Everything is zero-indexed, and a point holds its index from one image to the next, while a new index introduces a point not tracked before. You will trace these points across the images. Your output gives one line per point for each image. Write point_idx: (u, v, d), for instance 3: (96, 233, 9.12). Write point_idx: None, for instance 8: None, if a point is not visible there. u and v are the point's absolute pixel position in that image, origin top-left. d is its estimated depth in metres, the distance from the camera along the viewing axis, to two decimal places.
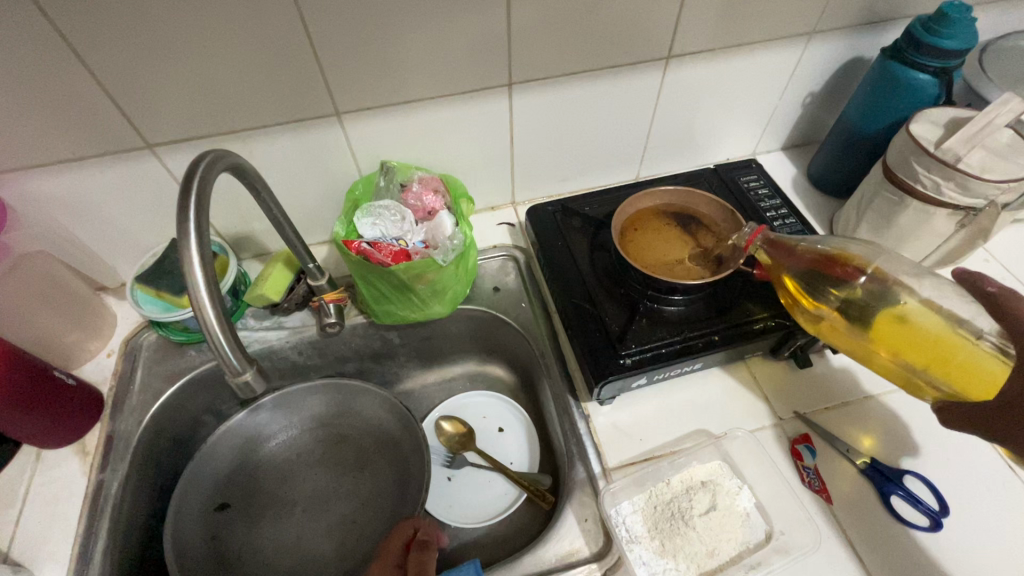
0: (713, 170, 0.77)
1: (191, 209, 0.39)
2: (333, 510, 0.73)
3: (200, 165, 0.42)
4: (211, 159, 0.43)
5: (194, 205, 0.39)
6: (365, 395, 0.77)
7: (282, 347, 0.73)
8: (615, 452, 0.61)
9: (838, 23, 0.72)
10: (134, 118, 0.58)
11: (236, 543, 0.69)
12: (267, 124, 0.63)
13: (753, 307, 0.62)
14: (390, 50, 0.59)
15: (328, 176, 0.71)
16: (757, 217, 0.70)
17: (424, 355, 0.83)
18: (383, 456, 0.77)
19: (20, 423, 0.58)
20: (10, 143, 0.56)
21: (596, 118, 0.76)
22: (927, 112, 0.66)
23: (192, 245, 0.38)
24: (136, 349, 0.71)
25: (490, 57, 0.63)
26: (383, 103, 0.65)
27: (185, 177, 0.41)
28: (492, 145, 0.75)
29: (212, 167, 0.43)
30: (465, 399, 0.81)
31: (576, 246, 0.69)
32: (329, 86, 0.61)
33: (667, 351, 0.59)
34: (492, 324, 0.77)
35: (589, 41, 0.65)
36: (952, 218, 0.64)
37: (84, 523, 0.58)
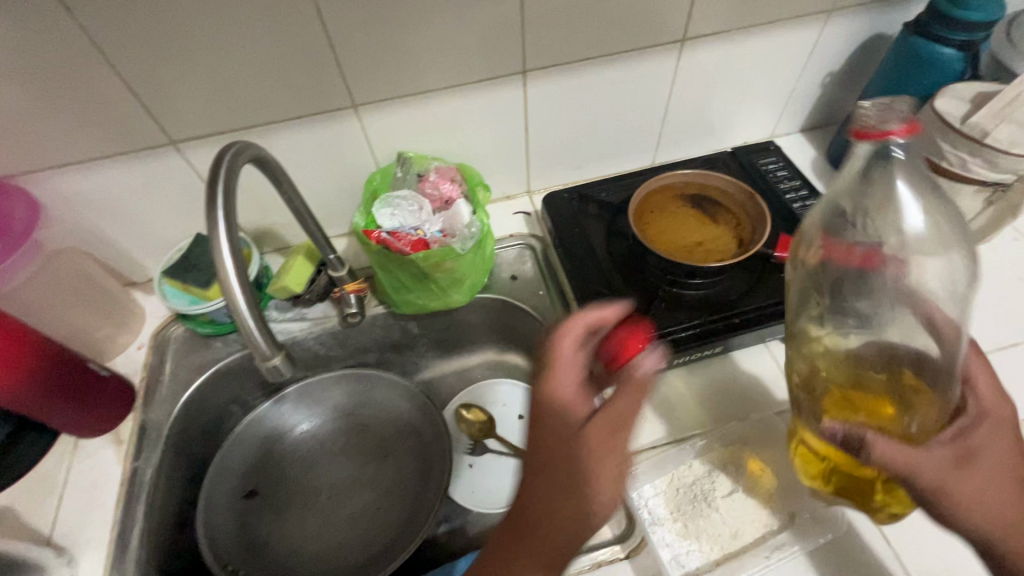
0: (730, 153, 0.76)
1: (218, 201, 0.40)
2: (357, 498, 0.75)
3: (225, 156, 0.43)
4: (236, 150, 0.44)
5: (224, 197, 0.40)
6: (386, 384, 0.79)
7: (305, 338, 0.75)
8: (637, 437, 0.61)
9: (857, 0, 0.71)
10: (158, 114, 0.59)
11: (262, 531, 0.71)
12: (286, 118, 0.64)
13: (775, 289, 0.61)
14: (404, 41, 0.60)
15: (346, 168, 0.72)
16: (776, 199, 0.69)
17: (444, 345, 0.84)
18: (405, 445, 0.78)
19: (62, 413, 0.61)
20: (42, 142, 0.58)
21: (610, 104, 0.75)
22: (953, 87, 0.64)
23: (221, 240, 0.39)
24: (164, 343, 0.73)
25: (503, 46, 0.63)
26: (399, 94, 0.65)
27: (212, 169, 0.41)
28: (507, 134, 0.75)
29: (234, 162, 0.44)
30: (485, 387, 0.81)
31: (593, 232, 0.69)
32: (346, 79, 0.62)
33: (686, 334, 0.59)
34: (510, 313, 0.78)
35: (602, 26, 0.64)
36: (979, 195, 0.63)
37: (120, 509, 0.60)
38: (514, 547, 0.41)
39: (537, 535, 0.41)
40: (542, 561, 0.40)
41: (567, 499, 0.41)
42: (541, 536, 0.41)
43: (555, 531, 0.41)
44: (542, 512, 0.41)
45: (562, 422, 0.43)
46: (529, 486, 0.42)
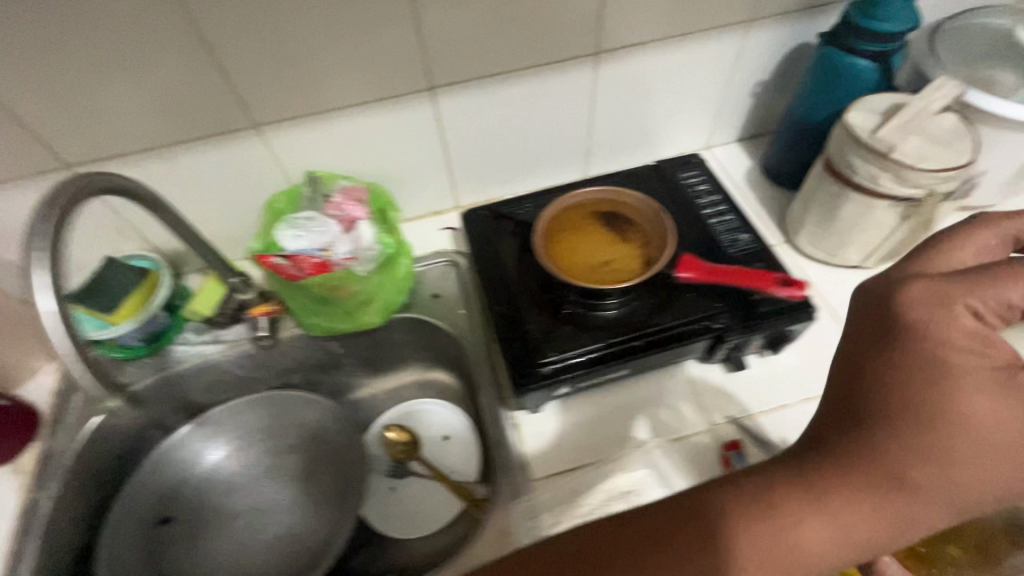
0: (653, 166, 0.74)
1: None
2: (273, 523, 0.74)
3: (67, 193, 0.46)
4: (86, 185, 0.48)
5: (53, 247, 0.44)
6: (305, 404, 0.77)
7: (220, 361, 0.73)
8: (542, 463, 0.60)
9: (775, 10, 0.70)
10: (47, 139, 0.58)
11: (173, 558, 0.70)
12: (187, 139, 0.62)
13: (682, 309, 0.60)
14: (298, 62, 0.59)
15: (258, 188, 0.70)
16: (693, 215, 0.68)
17: (372, 364, 0.82)
18: (326, 469, 0.76)
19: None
20: None
21: (530, 119, 0.74)
22: (866, 99, 0.62)
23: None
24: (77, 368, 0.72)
25: (405, 64, 0.62)
26: (303, 114, 0.64)
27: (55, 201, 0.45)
28: (425, 151, 0.73)
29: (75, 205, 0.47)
30: (411, 407, 0.80)
31: (505, 250, 0.67)
32: (243, 101, 0.60)
33: (588, 358, 0.58)
34: (432, 332, 0.76)
35: (507, 42, 0.63)
36: (892, 209, 0.61)
37: (13, 539, 0.60)
38: (805, 512, 0.35)
39: (920, 493, 0.34)
40: (887, 509, 0.35)
41: (918, 468, 0.34)
42: (935, 489, 0.34)
43: (940, 488, 0.34)
44: (960, 486, 0.34)
45: (931, 376, 0.34)
46: (839, 438, 0.36)
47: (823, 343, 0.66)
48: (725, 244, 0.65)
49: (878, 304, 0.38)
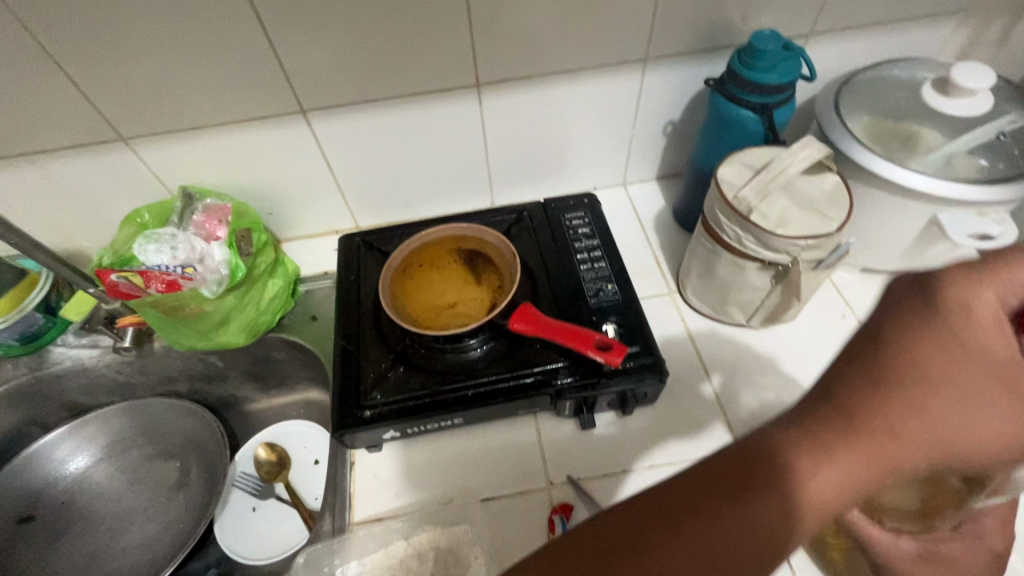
0: (541, 204, 0.72)
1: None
2: (134, 532, 0.74)
3: None
4: None
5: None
6: (179, 415, 0.79)
7: (95, 366, 0.74)
8: (366, 506, 0.58)
9: (671, 50, 0.66)
10: None
11: (24, 558, 0.70)
12: (53, 148, 0.62)
13: (523, 360, 0.57)
14: (158, 82, 0.58)
15: (137, 198, 0.70)
16: (564, 258, 0.65)
17: (257, 378, 0.82)
18: (197, 480, 0.77)
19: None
20: None
21: (418, 146, 0.72)
22: (742, 154, 0.59)
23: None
24: None
25: (272, 87, 0.61)
26: (172, 130, 0.64)
27: None
28: (311, 171, 0.73)
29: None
30: (284, 427, 0.79)
31: (367, 280, 0.66)
32: (107, 115, 0.60)
33: (415, 404, 0.56)
34: (309, 355, 0.75)
35: (379, 71, 0.62)
36: (763, 272, 0.57)
37: None
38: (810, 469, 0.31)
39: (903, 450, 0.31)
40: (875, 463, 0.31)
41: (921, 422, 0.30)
42: (921, 449, 0.31)
43: (923, 443, 0.31)
44: (945, 443, 0.30)
45: (934, 344, 0.31)
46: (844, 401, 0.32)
47: (686, 405, 0.62)
48: (588, 294, 0.62)
49: (909, 283, 0.34)
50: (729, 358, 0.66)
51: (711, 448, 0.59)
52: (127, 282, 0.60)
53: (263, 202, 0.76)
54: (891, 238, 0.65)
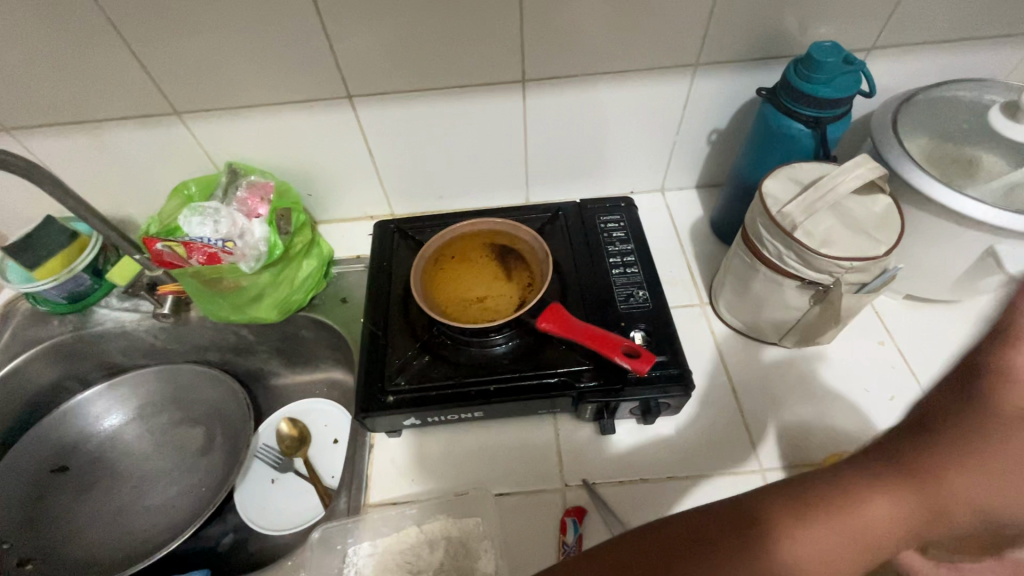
0: (577, 204, 0.71)
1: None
2: (158, 491, 0.76)
3: None
4: None
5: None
6: (209, 382, 0.81)
7: (135, 330, 0.77)
8: (382, 489, 0.59)
9: (723, 56, 0.65)
10: None
11: (54, 506, 0.73)
12: (111, 118, 0.65)
13: (548, 359, 0.57)
14: (213, 59, 0.60)
15: (185, 171, 0.73)
16: (596, 261, 0.64)
17: (284, 354, 0.84)
18: (221, 447, 0.79)
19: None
20: None
21: (458, 138, 0.73)
22: (789, 168, 0.57)
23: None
24: (10, 315, 0.77)
25: (321, 70, 0.62)
26: (223, 107, 0.65)
27: None
28: (352, 156, 0.74)
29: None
30: (308, 405, 0.81)
31: (399, 267, 0.67)
32: (162, 89, 0.62)
33: (437, 394, 0.56)
34: (337, 336, 0.77)
35: (427, 61, 0.62)
36: (801, 291, 0.56)
37: None
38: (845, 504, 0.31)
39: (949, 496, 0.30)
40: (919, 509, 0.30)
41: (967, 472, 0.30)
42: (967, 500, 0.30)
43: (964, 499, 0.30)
44: (993, 507, 0.30)
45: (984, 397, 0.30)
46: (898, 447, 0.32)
47: (710, 420, 0.61)
48: (618, 299, 0.61)
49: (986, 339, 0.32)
50: (757, 375, 0.64)
51: (732, 466, 0.58)
52: (170, 251, 0.64)
53: (304, 184, 0.77)
54: (940, 266, 0.62)
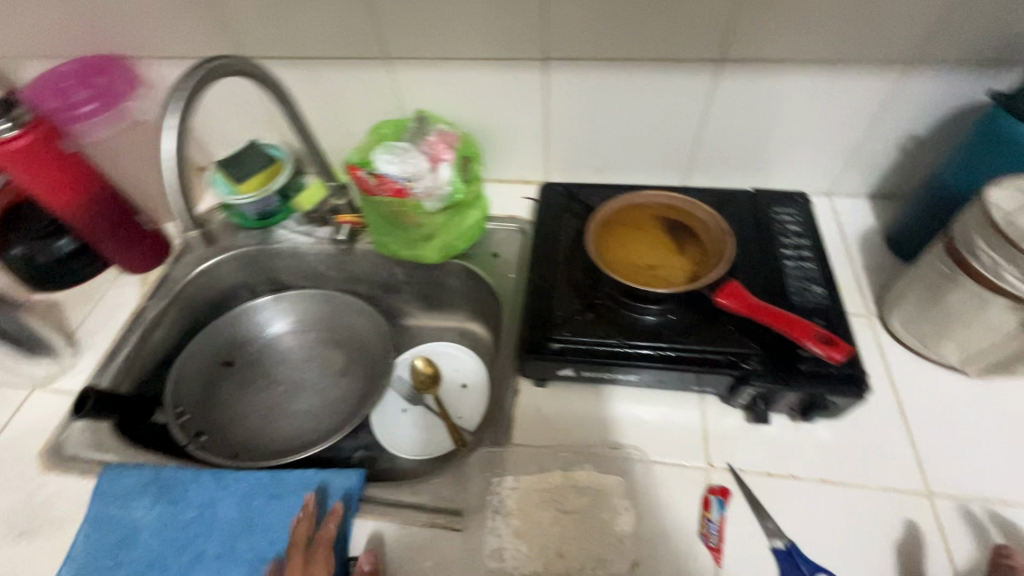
0: (749, 194, 0.70)
1: (178, 103, 0.56)
2: (304, 399, 0.84)
3: (200, 75, 0.57)
4: (213, 68, 0.58)
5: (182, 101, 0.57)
6: (356, 312, 0.87)
7: (306, 252, 0.85)
8: (525, 431, 0.61)
9: (944, 56, 0.61)
10: (235, 32, 0.71)
11: (222, 393, 0.82)
12: (330, 57, 0.72)
13: (713, 337, 0.57)
14: (433, 10, 0.65)
15: (376, 114, 0.79)
16: (769, 250, 0.63)
17: (424, 299, 0.89)
18: (360, 372, 0.86)
19: (94, 237, 0.75)
20: (151, 37, 0.73)
21: (635, 114, 0.73)
22: (1018, 179, 0.53)
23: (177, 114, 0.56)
24: (207, 222, 0.88)
25: (525, 30, 0.65)
26: (427, 56, 0.70)
27: (187, 82, 0.57)
28: (527, 119, 0.77)
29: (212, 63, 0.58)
30: (441, 348, 0.86)
31: (565, 229, 0.69)
32: (381, 33, 0.68)
33: (600, 350, 0.58)
34: (483, 287, 0.80)
35: (629, 30, 0.63)
36: (1012, 312, 0.51)
37: (123, 331, 0.75)
38: None
39: None
40: None
41: None
42: None
43: None
44: None
45: None
46: None
47: (870, 433, 0.58)
48: (790, 290, 0.59)
49: None
50: (927, 397, 0.60)
51: (893, 483, 0.55)
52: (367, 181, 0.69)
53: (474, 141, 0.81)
54: None
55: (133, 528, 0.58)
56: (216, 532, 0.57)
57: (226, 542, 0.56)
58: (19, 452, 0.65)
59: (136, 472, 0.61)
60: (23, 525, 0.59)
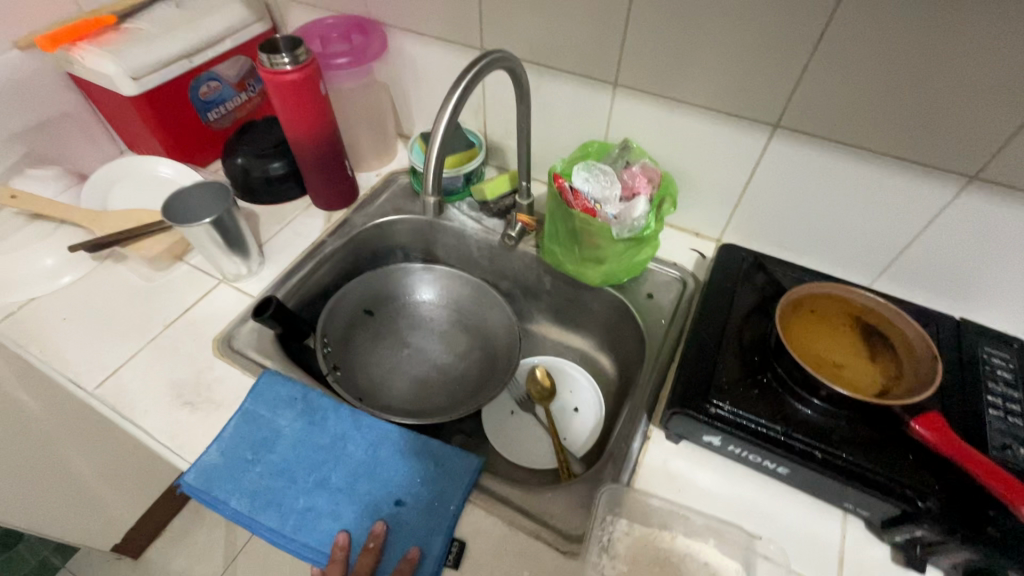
0: (954, 324, 0.65)
1: (460, 87, 0.55)
2: (424, 369, 0.88)
3: (480, 62, 0.57)
4: (491, 59, 0.58)
5: (462, 89, 0.55)
6: (492, 304, 0.89)
7: (470, 236, 0.90)
8: (649, 481, 0.60)
9: None
10: (487, 26, 0.77)
11: (359, 338, 0.88)
12: (562, 70, 0.76)
13: (889, 462, 0.53)
14: (680, 53, 0.67)
15: (580, 131, 0.82)
16: (971, 391, 0.57)
17: (559, 313, 0.91)
18: (480, 361, 0.88)
19: (305, 167, 0.84)
20: (413, 13, 0.82)
21: (845, 203, 0.70)
22: None
23: (451, 100, 0.55)
24: (392, 182, 0.96)
25: (767, 93, 0.65)
26: (654, 93, 0.72)
27: (470, 66, 0.56)
28: (727, 176, 0.76)
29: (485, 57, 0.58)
30: (563, 366, 0.87)
31: (742, 297, 0.67)
32: (621, 60, 0.71)
33: (758, 430, 0.55)
34: (627, 323, 0.80)
35: (879, 122, 0.61)
36: None
37: (303, 256, 0.83)
38: None
39: None
40: None
41: None
42: None
43: None
44: None
45: None
46: None
47: None
48: (990, 443, 0.53)
49: None
50: None
51: None
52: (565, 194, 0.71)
53: None
54: None
55: (274, 433, 0.63)
56: (344, 465, 0.60)
57: (349, 479, 0.59)
58: (200, 332, 0.73)
59: (288, 384, 0.66)
60: (190, 396, 0.67)
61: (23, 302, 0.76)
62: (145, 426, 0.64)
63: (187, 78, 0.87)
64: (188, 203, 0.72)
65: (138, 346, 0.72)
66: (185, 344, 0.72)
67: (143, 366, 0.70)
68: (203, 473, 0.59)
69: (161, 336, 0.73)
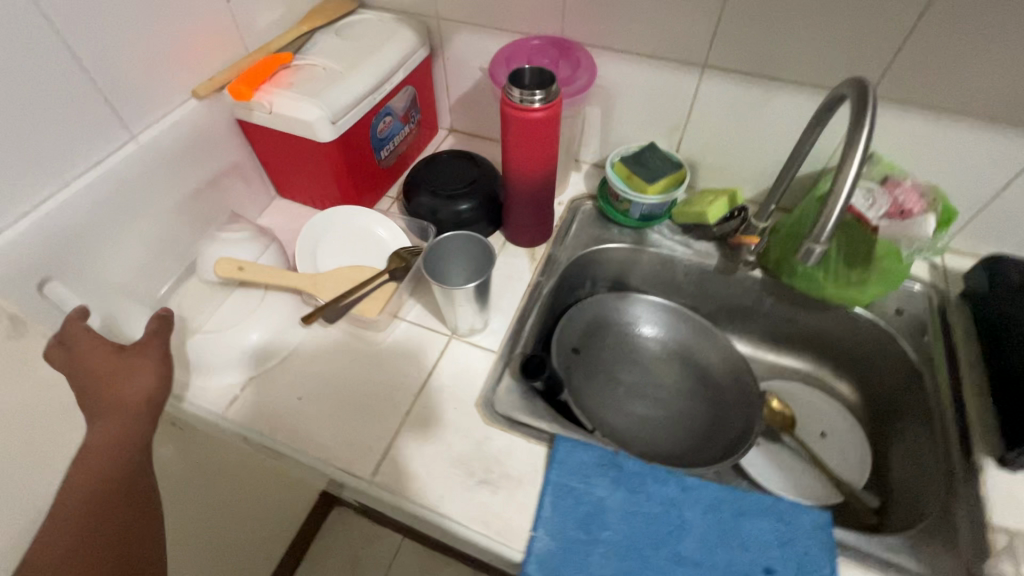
0: None
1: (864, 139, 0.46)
2: (644, 407, 0.82)
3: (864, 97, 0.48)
4: (863, 90, 0.49)
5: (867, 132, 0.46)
6: (702, 332, 0.86)
7: (679, 262, 0.85)
8: (1009, 516, 0.56)
9: None
10: (718, 42, 0.72)
11: (573, 380, 0.82)
12: (804, 83, 0.72)
13: None
14: (965, 63, 0.63)
15: None
16: None
17: (772, 334, 0.87)
18: (701, 393, 0.83)
19: (515, 204, 0.77)
20: (622, 31, 0.76)
21: None
22: None
23: (859, 153, 0.46)
24: (577, 210, 0.90)
25: None
26: (915, 102, 0.69)
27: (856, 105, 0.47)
28: (980, 184, 0.73)
29: (853, 91, 0.50)
30: (792, 391, 0.83)
31: None
32: (884, 70, 0.67)
33: None
34: (874, 342, 0.78)
35: None
36: None
37: (525, 300, 0.77)
38: None
39: None
40: None
41: None
42: None
43: None
44: None
45: None
46: None
47: None
48: None
49: None
50: None
51: None
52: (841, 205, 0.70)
53: None
54: None
55: (597, 507, 0.58)
56: (690, 535, 0.56)
57: (704, 550, 0.55)
58: (456, 398, 0.67)
59: (588, 449, 0.62)
60: (483, 473, 0.61)
61: (242, 381, 0.68)
62: (449, 514, 0.58)
63: (371, 115, 0.79)
64: (445, 254, 0.68)
65: (396, 421, 0.65)
66: (446, 414, 0.66)
67: (412, 443, 0.63)
68: (545, 564, 0.54)
69: (415, 405, 0.66)
